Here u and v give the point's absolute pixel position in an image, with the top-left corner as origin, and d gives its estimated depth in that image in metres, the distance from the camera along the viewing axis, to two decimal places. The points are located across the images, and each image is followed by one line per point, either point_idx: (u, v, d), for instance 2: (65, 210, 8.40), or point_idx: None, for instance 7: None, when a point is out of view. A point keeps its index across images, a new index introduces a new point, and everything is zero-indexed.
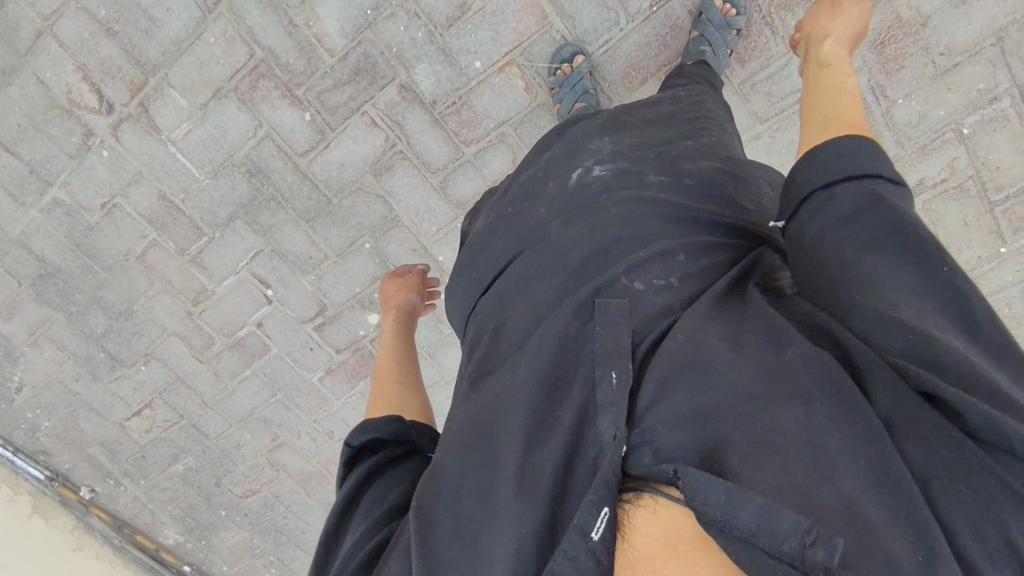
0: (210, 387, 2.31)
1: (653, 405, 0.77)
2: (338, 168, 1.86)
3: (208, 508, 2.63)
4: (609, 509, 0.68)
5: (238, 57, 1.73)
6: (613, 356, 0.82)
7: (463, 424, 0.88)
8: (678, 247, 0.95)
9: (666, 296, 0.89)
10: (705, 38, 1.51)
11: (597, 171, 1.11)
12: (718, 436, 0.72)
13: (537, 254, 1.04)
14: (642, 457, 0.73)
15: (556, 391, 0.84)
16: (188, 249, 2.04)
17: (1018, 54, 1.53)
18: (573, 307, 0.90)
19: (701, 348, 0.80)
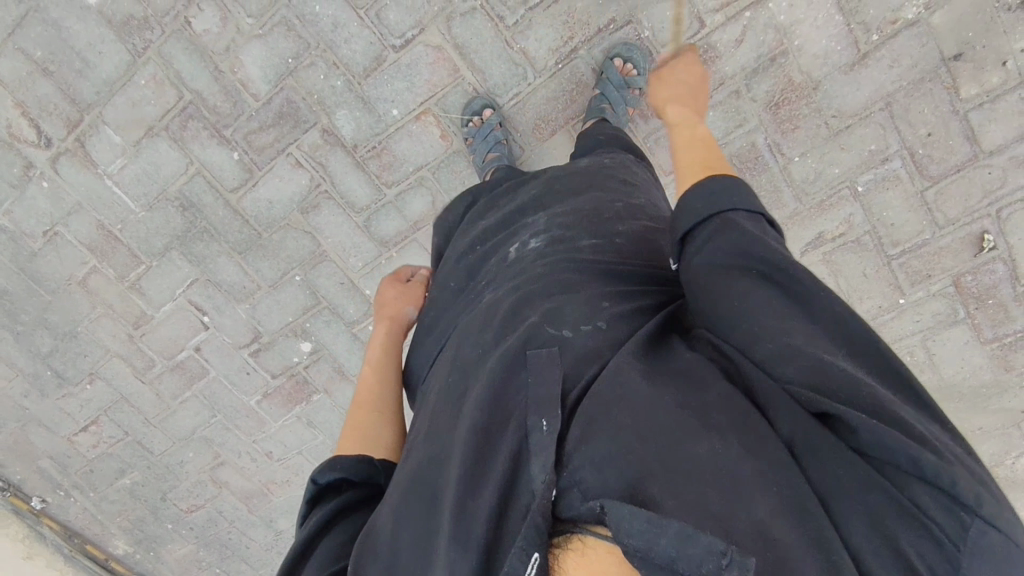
0: (153, 405, 2.39)
1: (576, 447, 0.76)
2: (267, 206, 1.92)
3: (154, 521, 2.70)
4: (538, 556, 0.65)
5: (168, 99, 1.80)
6: (544, 404, 0.82)
7: (410, 490, 0.90)
8: (604, 298, 0.97)
9: (599, 342, 0.89)
10: (604, 96, 1.60)
11: (532, 244, 1.17)
12: (636, 470, 0.71)
13: (473, 324, 1.07)
14: (573, 498, 0.70)
15: (488, 440, 0.84)
16: (127, 276, 2.11)
17: (905, 118, 1.60)
18: (507, 362, 0.90)
19: (629, 391, 0.79)
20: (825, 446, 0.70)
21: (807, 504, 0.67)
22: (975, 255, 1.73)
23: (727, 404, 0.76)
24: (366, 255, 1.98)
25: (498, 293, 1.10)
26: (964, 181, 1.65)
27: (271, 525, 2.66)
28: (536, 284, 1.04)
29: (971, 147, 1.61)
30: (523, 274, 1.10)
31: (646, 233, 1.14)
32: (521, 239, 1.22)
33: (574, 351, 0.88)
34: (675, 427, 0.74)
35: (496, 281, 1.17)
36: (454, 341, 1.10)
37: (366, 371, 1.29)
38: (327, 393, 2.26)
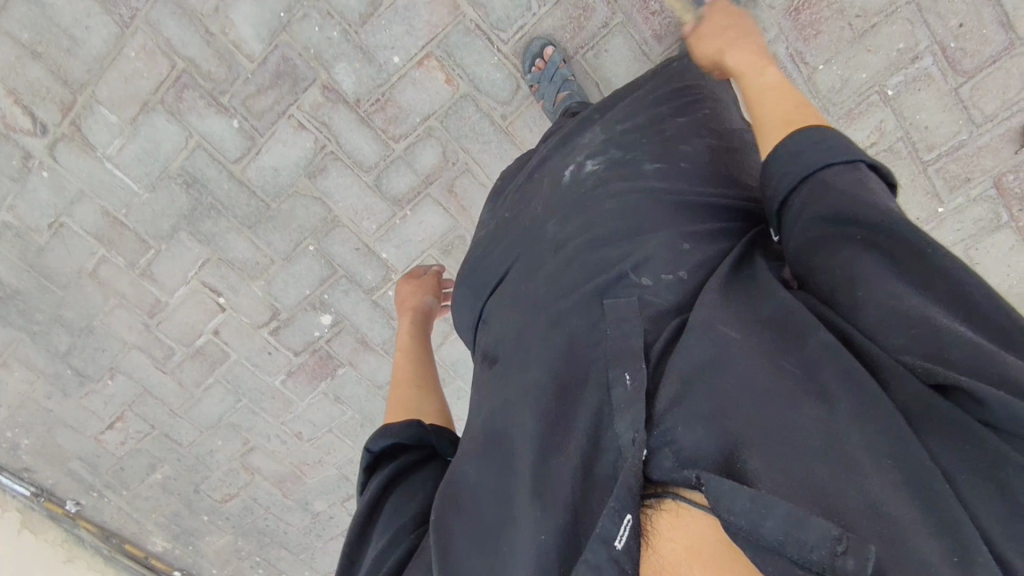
0: (177, 395, 2.36)
1: (671, 405, 0.75)
2: (273, 173, 1.86)
3: (191, 513, 2.68)
4: (632, 517, 0.68)
5: (161, 70, 1.74)
6: (625, 358, 0.82)
7: (483, 439, 0.88)
8: (682, 237, 0.95)
9: (679, 294, 0.89)
10: (666, 33, 1.51)
11: (589, 166, 1.13)
12: (733, 434, 0.70)
13: (541, 262, 1.04)
14: (663, 459, 0.72)
15: (569, 398, 0.84)
16: (138, 262, 2.07)
17: (934, 10, 1.51)
18: (585, 317, 0.90)
19: (720, 343, 0.77)
20: (943, 419, 0.62)
21: (921, 468, 0.61)
22: (1017, 152, 1.65)
23: (828, 359, 0.71)
24: (379, 217, 1.91)
25: (558, 228, 1.06)
26: (1003, 72, 1.56)
27: (307, 507, 2.63)
28: (600, 222, 1.01)
29: (1007, 34, 1.52)
30: (582, 204, 1.07)
31: (711, 160, 1.09)
32: (574, 160, 1.17)
33: (655, 300, 0.88)
34: (769, 384, 0.72)
35: (551, 205, 1.12)
36: (516, 275, 1.07)
37: (400, 356, 1.33)
38: (352, 365, 2.22)
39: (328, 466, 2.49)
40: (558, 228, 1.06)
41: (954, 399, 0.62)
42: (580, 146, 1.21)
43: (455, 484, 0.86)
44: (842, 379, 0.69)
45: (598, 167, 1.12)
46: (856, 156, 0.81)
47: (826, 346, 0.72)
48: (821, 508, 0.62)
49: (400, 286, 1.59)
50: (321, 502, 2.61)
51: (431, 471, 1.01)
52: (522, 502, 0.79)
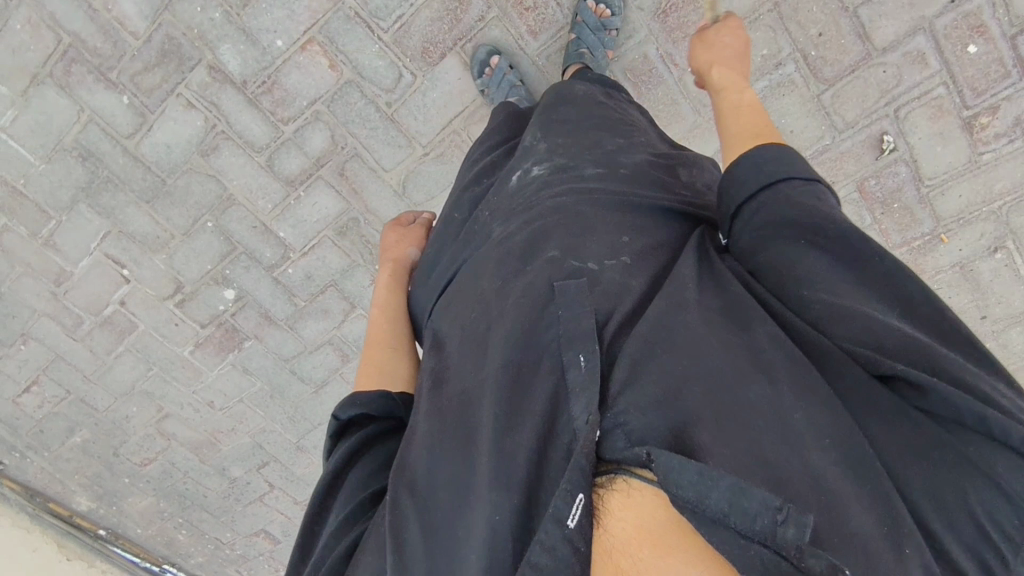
0: (89, 362, 2.40)
1: (622, 390, 0.79)
2: (166, 150, 1.89)
3: (112, 476, 2.74)
4: (584, 496, 0.70)
5: (46, 43, 1.76)
6: (577, 341, 0.87)
7: (437, 421, 0.94)
8: (624, 233, 1.02)
9: (624, 276, 0.96)
10: (582, 40, 1.56)
11: (535, 171, 1.20)
12: (682, 408, 0.75)
13: (484, 259, 1.10)
14: (615, 440, 0.75)
15: (526, 378, 0.88)
16: (40, 232, 2.09)
17: (794, 18, 1.58)
18: (535, 299, 0.95)
19: (673, 327, 0.84)
20: (880, 404, 0.74)
21: (859, 451, 0.71)
22: (876, 158, 1.72)
23: (775, 344, 0.81)
24: (273, 196, 1.95)
25: (505, 224, 1.13)
26: (860, 81, 1.63)
27: (224, 473, 2.70)
28: (548, 215, 1.08)
29: (863, 45, 1.59)
30: (527, 208, 1.13)
31: (651, 168, 1.17)
32: (520, 167, 1.24)
33: (601, 282, 0.94)
34: (723, 368, 0.78)
35: (499, 211, 1.19)
36: (464, 273, 1.14)
37: (376, 316, 1.32)
38: (258, 339, 2.27)
39: (242, 435, 2.56)
40: (502, 226, 1.14)
41: (896, 389, 0.74)
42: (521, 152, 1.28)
43: (413, 464, 0.92)
44: (792, 368, 0.78)
45: (541, 170, 1.19)
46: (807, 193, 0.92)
47: (775, 336, 0.82)
48: (767, 479, 0.69)
49: (385, 234, 1.52)
50: (237, 468, 2.68)
51: (391, 444, 1.05)
52: (477, 482, 0.83)
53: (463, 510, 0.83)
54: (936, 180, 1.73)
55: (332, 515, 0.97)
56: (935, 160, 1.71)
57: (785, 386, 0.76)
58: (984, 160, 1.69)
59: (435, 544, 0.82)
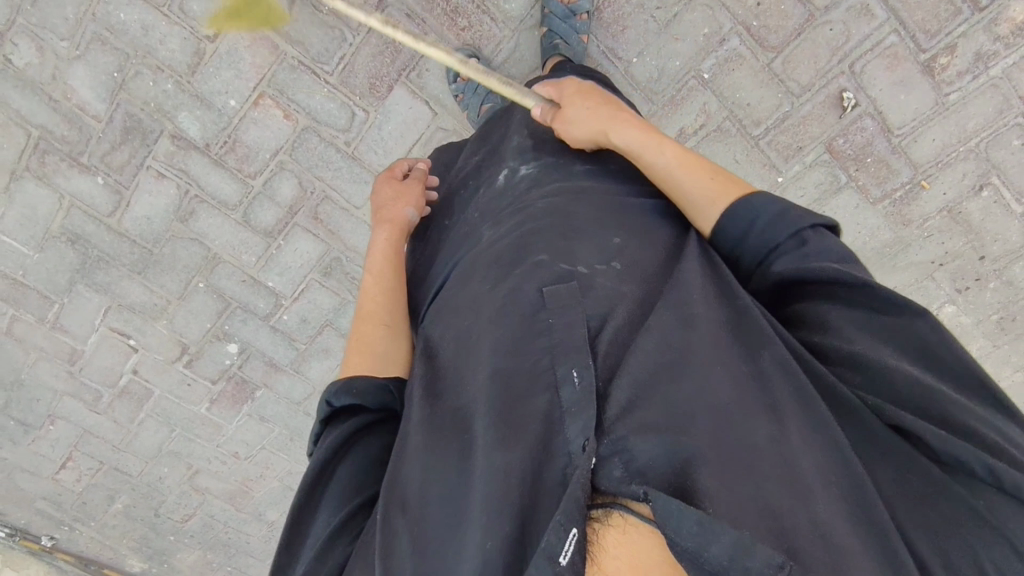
0: (116, 432, 2.49)
1: (623, 411, 0.80)
2: (147, 222, 1.95)
3: (158, 535, 2.83)
4: (577, 530, 0.68)
5: (18, 140, 1.83)
6: (574, 353, 0.87)
7: (430, 440, 0.92)
8: (614, 233, 1.06)
9: (615, 284, 0.97)
10: (554, 32, 1.56)
11: (523, 171, 1.26)
12: (687, 443, 0.76)
13: (478, 264, 1.12)
14: (613, 467, 0.76)
15: (520, 392, 0.87)
16: (46, 317, 2.18)
17: None
18: (525, 306, 0.96)
19: (680, 350, 0.85)
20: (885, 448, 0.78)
21: (867, 497, 0.74)
22: (840, 116, 1.69)
23: (785, 375, 0.83)
24: (256, 249, 1.99)
25: (496, 227, 1.18)
26: (808, 43, 1.60)
27: (262, 518, 2.76)
28: (537, 217, 1.11)
29: (804, 6, 1.57)
30: (521, 204, 1.18)
31: (638, 170, 1.23)
32: (510, 167, 1.29)
33: (593, 293, 0.95)
34: (723, 396, 0.80)
35: (490, 213, 1.24)
36: (453, 279, 1.16)
37: (370, 283, 1.30)
38: (268, 386, 2.32)
39: (271, 479, 2.61)
40: (495, 229, 1.18)
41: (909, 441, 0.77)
42: (514, 150, 1.32)
43: (402, 479, 0.90)
44: (798, 408, 0.81)
45: (530, 170, 1.25)
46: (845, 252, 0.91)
47: (782, 363, 0.84)
48: (774, 533, 0.69)
49: (381, 187, 1.43)
50: (273, 512, 2.74)
51: (380, 435, 1.05)
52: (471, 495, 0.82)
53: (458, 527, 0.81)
54: (905, 129, 1.69)
55: (321, 509, 0.98)
56: (902, 109, 1.66)
57: (796, 432, 0.79)
58: (952, 100, 1.65)
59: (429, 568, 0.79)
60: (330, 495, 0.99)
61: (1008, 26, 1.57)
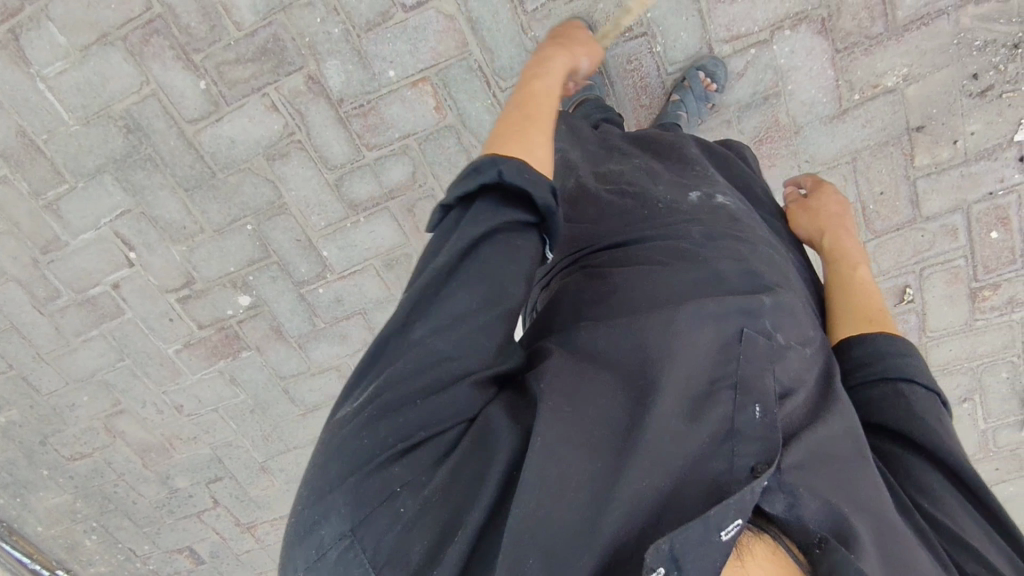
0: (50, 340, 2.16)
1: (799, 466, 0.78)
2: (229, 144, 1.78)
3: (28, 465, 2.43)
4: (741, 522, 0.68)
5: (134, 7, 1.64)
6: (764, 397, 0.81)
7: (582, 390, 0.80)
8: (811, 328, 0.99)
9: (802, 365, 0.91)
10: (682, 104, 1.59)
11: (721, 199, 1.12)
12: (850, 522, 0.76)
13: (654, 251, 1.00)
14: (776, 499, 0.74)
15: (701, 403, 0.80)
16: (45, 194, 1.88)
17: (866, 174, 1.75)
18: (721, 317, 0.88)
19: (848, 452, 0.85)
20: None
21: None
22: (895, 304, 1.94)
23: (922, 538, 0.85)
24: (330, 215, 1.88)
25: (691, 225, 1.04)
26: (901, 238, 1.83)
27: (166, 482, 2.47)
28: (729, 242, 1.02)
29: (913, 210, 1.79)
30: (723, 229, 1.05)
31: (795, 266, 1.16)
32: (698, 188, 1.14)
33: (782, 359, 0.88)
34: (889, 516, 0.82)
35: (678, 213, 1.08)
36: (621, 252, 1.02)
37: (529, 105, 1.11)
38: (258, 351, 2.14)
39: (201, 445, 2.37)
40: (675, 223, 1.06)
41: None
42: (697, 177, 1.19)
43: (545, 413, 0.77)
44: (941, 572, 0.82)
45: (728, 203, 1.12)
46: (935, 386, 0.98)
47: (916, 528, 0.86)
48: None
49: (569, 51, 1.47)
50: (183, 480, 2.46)
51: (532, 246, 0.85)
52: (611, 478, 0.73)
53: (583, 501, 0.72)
54: (937, 333, 1.98)
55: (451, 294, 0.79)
56: (941, 317, 1.95)
57: None
58: (978, 325, 1.96)
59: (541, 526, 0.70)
60: (464, 278, 0.80)
61: None
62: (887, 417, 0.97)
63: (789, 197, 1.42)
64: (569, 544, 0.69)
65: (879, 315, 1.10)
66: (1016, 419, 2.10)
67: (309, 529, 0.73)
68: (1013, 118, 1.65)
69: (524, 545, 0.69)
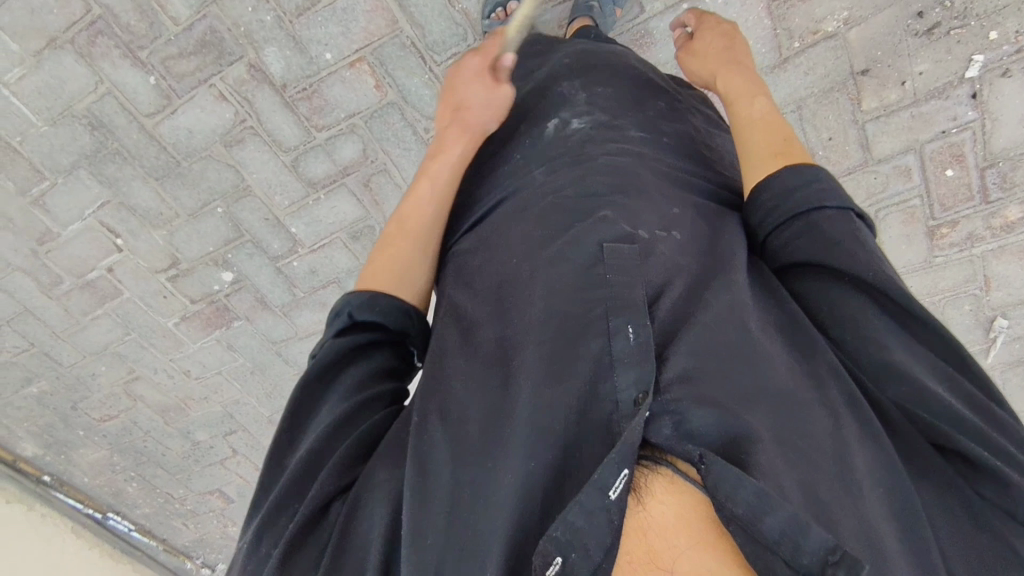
0: (62, 320, 2.35)
1: (680, 377, 0.76)
2: (187, 135, 1.85)
3: (66, 427, 2.71)
4: (628, 471, 0.67)
5: (74, 11, 1.68)
6: (630, 309, 0.82)
7: (474, 376, 0.88)
8: (673, 203, 0.99)
9: (676, 252, 0.92)
10: None
11: (575, 124, 1.14)
12: (741, 419, 0.72)
13: (537, 205, 1.04)
14: (662, 425, 0.72)
15: (571, 338, 0.83)
16: (30, 191, 2.00)
17: (812, 121, 1.71)
18: (582, 259, 0.91)
19: (740, 340, 0.81)
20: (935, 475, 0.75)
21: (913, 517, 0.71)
22: None
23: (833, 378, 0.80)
24: (292, 194, 1.96)
25: (555, 172, 1.07)
26: (853, 183, 1.82)
27: (188, 436, 2.73)
28: (602, 168, 1.04)
29: (864, 154, 1.76)
30: (584, 154, 1.08)
31: (693, 145, 1.15)
32: (557, 116, 1.17)
33: (653, 260, 0.90)
34: (780, 382, 0.77)
35: (548, 154, 1.12)
36: (508, 213, 1.06)
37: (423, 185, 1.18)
38: (248, 320, 2.29)
39: (213, 404, 2.59)
40: (548, 170, 1.09)
41: (952, 462, 0.74)
42: (560, 99, 1.20)
43: (445, 398, 0.87)
44: (852, 411, 0.78)
45: (581, 126, 1.13)
46: (847, 204, 0.89)
47: (834, 369, 0.81)
48: (817, 514, 0.66)
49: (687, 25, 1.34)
50: (202, 433, 2.71)
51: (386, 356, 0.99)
52: (506, 439, 0.78)
53: (487, 459, 0.77)
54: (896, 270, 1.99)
55: (327, 402, 0.93)
56: (899, 255, 1.96)
57: (849, 431, 0.75)
58: (937, 261, 1.96)
59: (456, 499, 0.75)
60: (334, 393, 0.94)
61: (998, 221, 1.85)
62: (798, 256, 0.90)
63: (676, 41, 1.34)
64: (478, 528, 0.72)
65: (792, 147, 1.00)
66: (981, 346, 2.13)
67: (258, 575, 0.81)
68: (962, 55, 1.57)
69: (439, 527, 0.74)
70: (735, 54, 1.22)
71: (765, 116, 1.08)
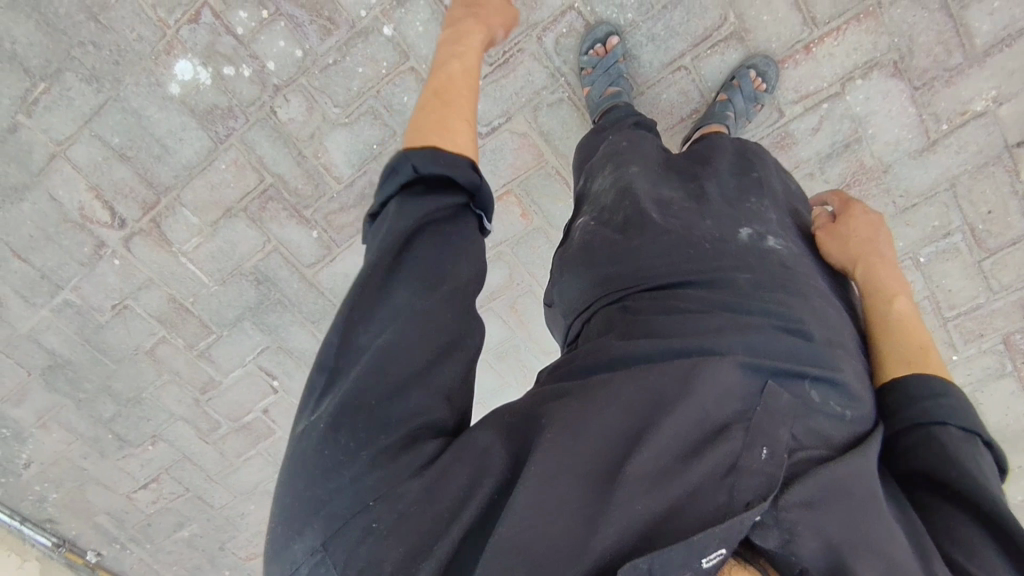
0: (217, 464, 2.44)
1: (802, 504, 0.73)
2: (344, 278, 1.98)
3: (213, 568, 2.74)
4: (726, 550, 0.67)
5: (249, 182, 1.83)
6: (765, 432, 0.77)
7: (588, 407, 0.77)
8: (849, 361, 0.95)
9: (839, 416, 0.86)
10: (731, 104, 1.55)
11: (770, 242, 1.09)
12: (849, 555, 0.71)
13: (687, 295, 0.97)
14: (769, 535, 0.70)
15: (710, 437, 0.76)
16: (197, 345, 2.13)
17: (968, 197, 1.69)
18: (746, 360, 0.83)
19: (870, 490, 0.77)
20: None
21: None
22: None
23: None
24: None
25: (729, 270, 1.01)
26: (1021, 253, 1.75)
27: None
28: (754, 283, 0.99)
29: None
30: (769, 269, 1.03)
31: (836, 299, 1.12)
32: (750, 226, 1.11)
33: (810, 404, 0.84)
34: (903, 550, 0.73)
35: (710, 252, 1.04)
36: (666, 291, 1.00)
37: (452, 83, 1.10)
38: None
39: None
40: (705, 264, 1.02)
41: None
42: (751, 210, 1.16)
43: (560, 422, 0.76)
44: None
45: (779, 247, 1.09)
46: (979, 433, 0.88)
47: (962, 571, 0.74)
48: None
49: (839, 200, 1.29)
50: None
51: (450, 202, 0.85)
52: (604, 504, 0.70)
53: (575, 519, 0.70)
54: None
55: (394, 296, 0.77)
56: None
57: None
58: None
59: (530, 537, 0.68)
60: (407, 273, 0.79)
61: None
62: (919, 462, 0.86)
63: (816, 218, 1.26)
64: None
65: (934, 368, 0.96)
66: None
67: (284, 546, 0.72)
68: None
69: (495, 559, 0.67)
70: (883, 259, 1.16)
71: (908, 326, 1.04)
